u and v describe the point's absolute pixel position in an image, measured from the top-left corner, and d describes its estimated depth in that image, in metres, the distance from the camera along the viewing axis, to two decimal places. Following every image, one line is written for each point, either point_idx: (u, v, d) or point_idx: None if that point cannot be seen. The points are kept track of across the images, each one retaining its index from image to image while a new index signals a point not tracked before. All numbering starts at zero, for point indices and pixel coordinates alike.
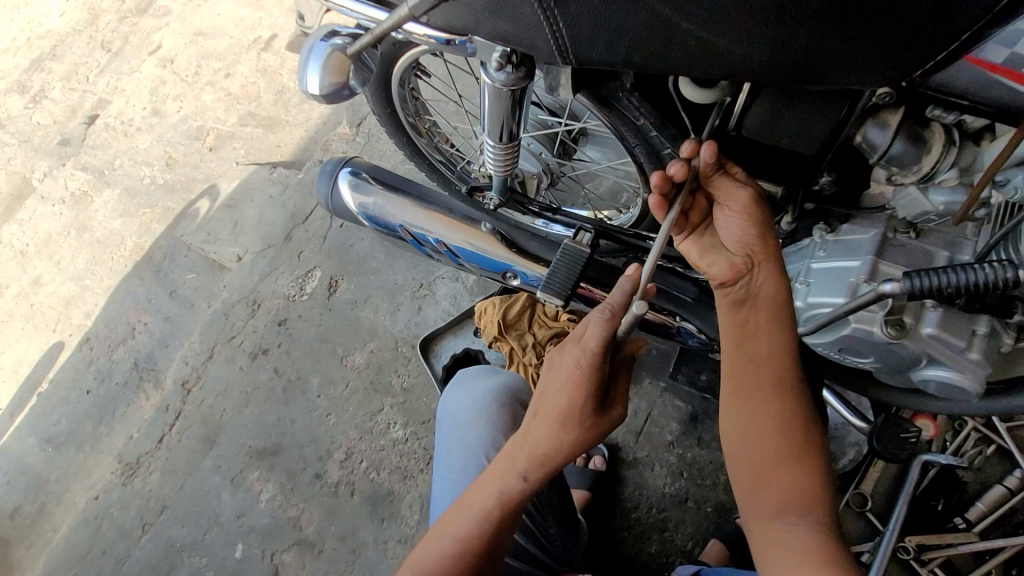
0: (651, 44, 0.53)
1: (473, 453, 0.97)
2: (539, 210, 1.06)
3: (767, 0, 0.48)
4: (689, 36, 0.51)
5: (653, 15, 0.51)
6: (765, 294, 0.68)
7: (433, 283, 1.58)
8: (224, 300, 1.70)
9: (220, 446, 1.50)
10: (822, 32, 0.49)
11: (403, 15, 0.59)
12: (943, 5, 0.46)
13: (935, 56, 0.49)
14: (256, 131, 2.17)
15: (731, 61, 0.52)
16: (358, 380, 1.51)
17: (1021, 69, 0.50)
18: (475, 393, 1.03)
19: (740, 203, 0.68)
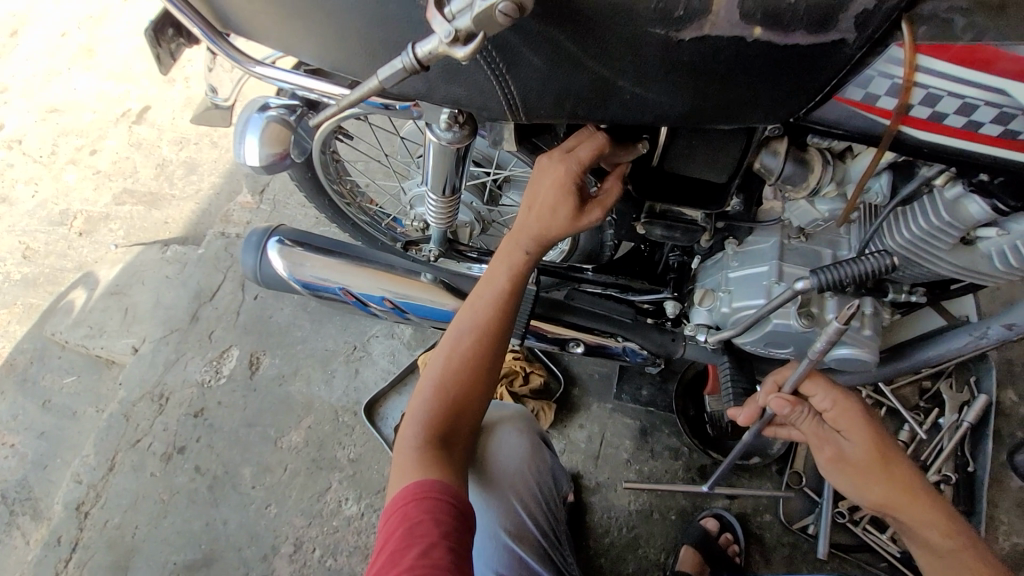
0: (592, 99, 0.62)
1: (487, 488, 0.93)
2: (477, 256, 1.10)
3: (681, 63, 0.58)
4: (627, 89, 0.61)
5: (593, 76, 0.60)
6: (907, 481, 0.77)
7: (367, 343, 1.53)
8: (123, 400, 1.50)
9: (135, 572, 1.29)
10: (728, 86, 0.60)
11: (372, 88, 0.57)
12: (814, 62, 0.58)
13: (814, 97, 0.62)
14: (137, 209, 1.98)
15: (658, 111, 0.63)
16: (296, 461, 1.39)
17: (878, 104, 0.62)
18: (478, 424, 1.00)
19: (850, 426, 0.80)
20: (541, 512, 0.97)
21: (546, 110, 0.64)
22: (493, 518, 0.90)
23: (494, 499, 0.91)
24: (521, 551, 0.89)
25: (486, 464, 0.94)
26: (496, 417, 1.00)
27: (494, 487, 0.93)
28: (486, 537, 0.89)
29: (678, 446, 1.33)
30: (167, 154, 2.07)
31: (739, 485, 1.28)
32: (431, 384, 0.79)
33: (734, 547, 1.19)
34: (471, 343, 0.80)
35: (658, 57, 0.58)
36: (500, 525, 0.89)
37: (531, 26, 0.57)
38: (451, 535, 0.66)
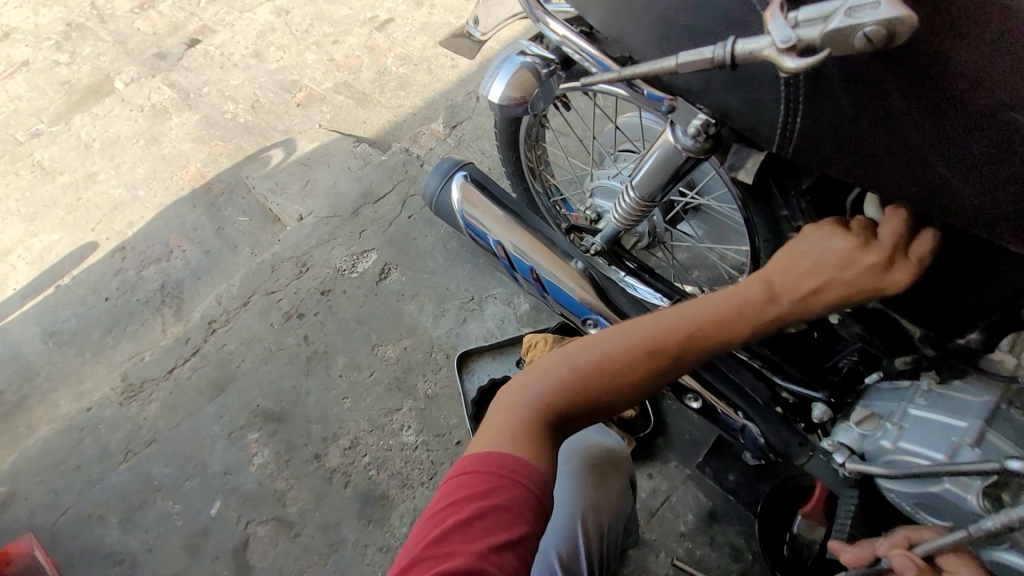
0: (878, 164, 0.60)
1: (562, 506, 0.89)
2: (634, 268, 1.07)
3: (1005, 173, 0.54)
4: (934, 163, 0.57)
5: (896, 142, 0.58)
6: None
7: (484, 300, 1.57)
8: (275, 254, 1.70)
9: (227, 396, 1.47)
10: None
11: (666, 68, 0.60)
12: None
13: None
14: (348, 102, 2.20)
15: (942, 207, 0.59)
16: (383, 372, 1.48)
17: None
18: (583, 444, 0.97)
19: None
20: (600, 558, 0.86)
21: (827, 151, 0.63)
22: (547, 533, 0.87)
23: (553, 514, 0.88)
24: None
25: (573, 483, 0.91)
26: (589, 444, 0.97)
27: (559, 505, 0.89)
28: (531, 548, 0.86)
29: (743, 549, 1.20)
30: (390, 65, 2.27)
31: None
32: (593, 359, 0.69)
33: None
34: (653, 360, 0.69)
35: (992, 143, 0.53)
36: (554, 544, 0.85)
37: (866, 69, 0.56)
38: (525, 541, 0.60)
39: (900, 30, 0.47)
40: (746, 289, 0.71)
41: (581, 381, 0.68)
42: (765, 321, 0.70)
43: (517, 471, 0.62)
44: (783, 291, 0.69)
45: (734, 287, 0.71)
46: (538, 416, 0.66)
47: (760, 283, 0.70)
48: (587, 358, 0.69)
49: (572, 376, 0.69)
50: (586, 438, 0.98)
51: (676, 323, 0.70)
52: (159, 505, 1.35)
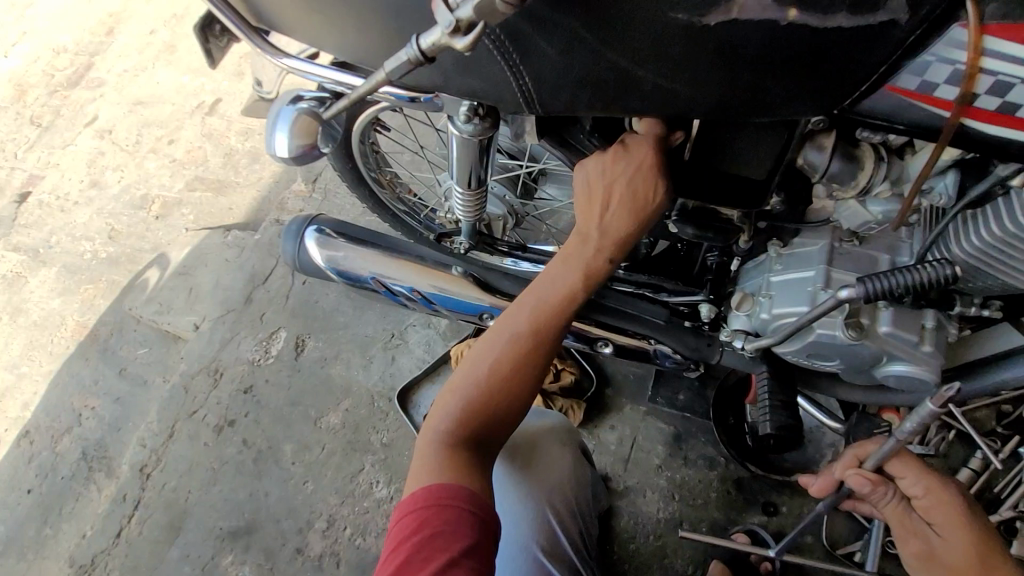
0: (612, 90, 0.62)
1: (529, 498, 0.93)
2: (508, 249, 1.09)
3: (710, 54, 0.57)
4: (643, 75, 0.60)
5: (613, 65, 0.59)
6: None
7: (405, 331, 1.57)
8: (184, 372, 1.62)
9: (187, 532, 1.39)
10: (761, 75, 0.58)
11: (381, 80, 0.59)
12: (857, 48, 0.56)
13: (859, 86, 0.59)
14: (206, 195, 2.12)
15: (684, 103, 0.62)
16: (334, 441, 1.45)
17: (935, 94, 0.59)
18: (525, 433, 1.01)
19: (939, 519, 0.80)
20: (575, 528, 0.95)
21: (553, 99, 0.64)
22: (523, 530, 0.90)
23: (527, 508, 0.92)
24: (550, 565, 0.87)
25: (528, 474, 0.95)
26: (533, 430, 1.00)
27: (526, 498, 0.93)
28: (516, 550, 0.88)
29: (714, 456, 1.26)
30: (234, 145, 2.20)
31: (779, 502, 1.20)
32: (472, 377, 0.78)
33: (766, 564, 1.13)
34: (522, 348, 0.79)
35: (680, 40, 0.56)
36: (535, 538, 0.89)
37: (548, 12, 0.57)
38: (472, 554, 0.66)
39: None
40: (569, 253, 0.79)
41: (472, 400, 0.78)
42: (598, 264, 0.78)
43: (438, 499, 0.69)
44: (596, 233, 0.77)
45: (560, 256, 0.80)
46: (449, 445, 0.75)
47: (575, 240, 0.79)
48: (468, 379, 0.79)
49: (464, 399, 0.78)
50: (528, 424, 1.02)
51: (526, 312, 0.80)
52: None
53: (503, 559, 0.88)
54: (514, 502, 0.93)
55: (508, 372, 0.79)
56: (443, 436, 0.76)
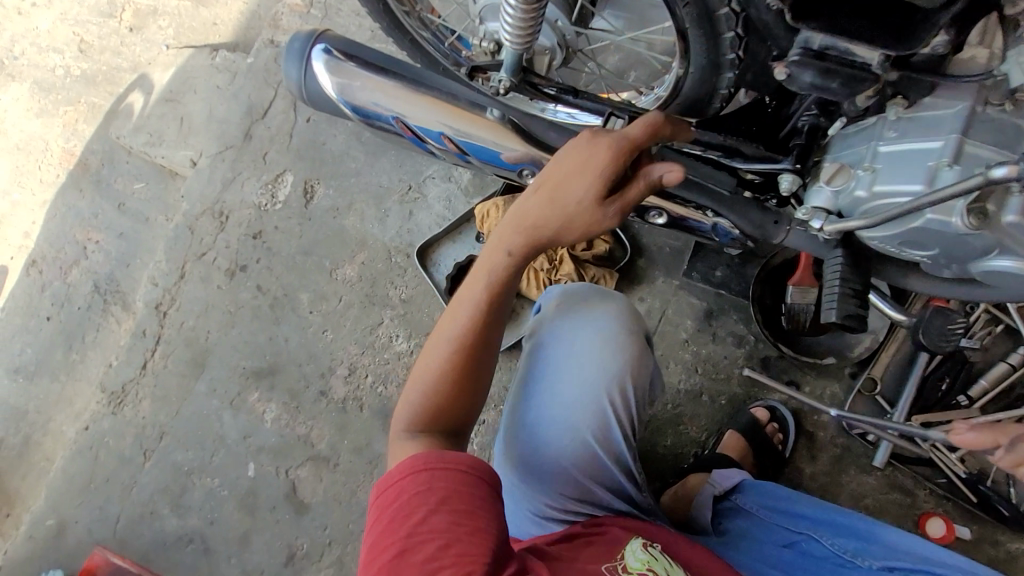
0: None
1: (591, 386, 0.86)
2: (556, 92, 0.89)
3: None
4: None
5: None
6: None
7: (423, 184, 1.43)
8: (186, 213, 1.52)
9: (211, 370, 1.42)
10: None
11: None
12: None
13: None
14: (184, 5, 1.79)
15: None
16: (351, 294, 1.41)
17: None
18: (595, 317, 0.89)
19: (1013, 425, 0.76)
20: (633, 411, 0.88)
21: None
22: (574, 409, 0.85)
23: (585, 396, 0.85)
24: (597, 441, 0.85)
25: (593, 361, 0.86)
26: (604, 318, 0.89)
27: (579, 375, 0.86)
28: (563, 426, 0.85)
29: (744, 334, 1.23)
30: None
31: (802, 382, 1.20)
32: (423, 392, 0.72)
33: (778, 436, 1.17)
34: (465, 337, 0.72)
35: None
36: (587, 425, 0.85)
37: None
38: (451, 505, 0.61)
39: None
40: (482, 267, 0.75)
41: (428, 402, 0.71)
42: (585, 219, 0.72)
43: (448, 475, 0.62)
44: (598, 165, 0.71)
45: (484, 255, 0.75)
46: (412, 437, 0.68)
47: (496, 237, 0.75)
48: (414, 393, 0.72)
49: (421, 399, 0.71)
50: (602, 310, 0.89)
51: (478, 293, 0.73)
52: (200, 485, 1.38)
53: (551, 440, 0.85)
54: (568, 379, 0.86)
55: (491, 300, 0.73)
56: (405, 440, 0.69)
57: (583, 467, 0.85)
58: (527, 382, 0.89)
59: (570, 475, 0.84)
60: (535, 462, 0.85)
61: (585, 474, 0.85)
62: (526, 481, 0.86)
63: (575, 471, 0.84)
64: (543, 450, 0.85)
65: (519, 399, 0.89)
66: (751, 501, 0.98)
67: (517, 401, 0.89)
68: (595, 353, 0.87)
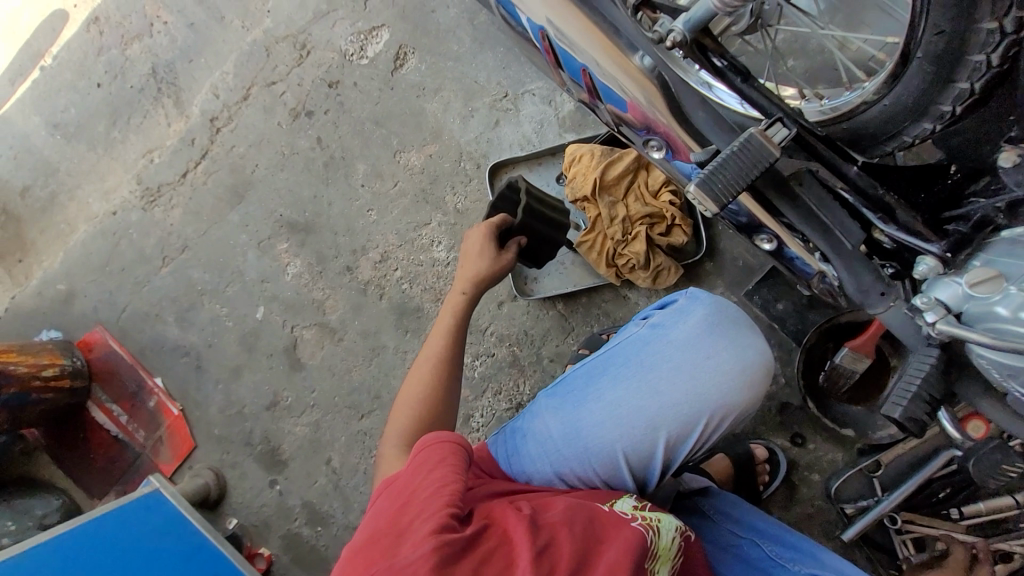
0: None
1: (701, 400, 0.75)
2: (722, 67, 0.79)
3: None
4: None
5: None
6: None
7: (520, 97, 1.31)
8: (267, 32, 1.41)
9: (248, 204, 1.38)
10: None
11: None
12: None
13: None
14: None
15: None
16: (408, 183, 1.34)
17: None
18: (742, 339, 0.78)
19: None
20: (706, 443, 0.79)
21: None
22: (659, 408, 0.75)
23: (688, 405, 0.75)
24: (658, 449, 0.76)
25: (718, 376, 0.75)
26: (753, 347, 0.78)
27: (685, 383, 0.75)
28: (640, 418, 0.75)
29: (776, 373, 1.20)
30: None
31: (810, 438, 1.18)
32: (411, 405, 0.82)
33: (764, 476, 1.18)
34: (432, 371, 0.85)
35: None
36: (667, 429, 0.75)
37: None
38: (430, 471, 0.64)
39: None
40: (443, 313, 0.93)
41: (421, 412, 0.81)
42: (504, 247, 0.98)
43: (440, 449, 0.67)
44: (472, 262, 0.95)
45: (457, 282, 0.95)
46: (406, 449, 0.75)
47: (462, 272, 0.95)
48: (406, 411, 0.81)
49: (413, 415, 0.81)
50: (753, 338, 0.79)
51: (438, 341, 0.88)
52: (207, 307, 1.39)
53: (623, 417, 0.75)
54: (673, 380, 0.75)
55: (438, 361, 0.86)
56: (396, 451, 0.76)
57: (630, 461, 0.76)
58: (628, 358, 0.79)
59: (615, 458, 0.76)
60: (587, 422, 0.77)
61: (627, 468, 0.77)
62: (565, 442, 0.78)
63: (623, 462, 0.75)
64: (603, 425, 0.76)
65: (607, 366, 0.80)
66: (712, 506, 1.00)
67: (605, 367, 0.80)
68: (722, 369, 0.76)
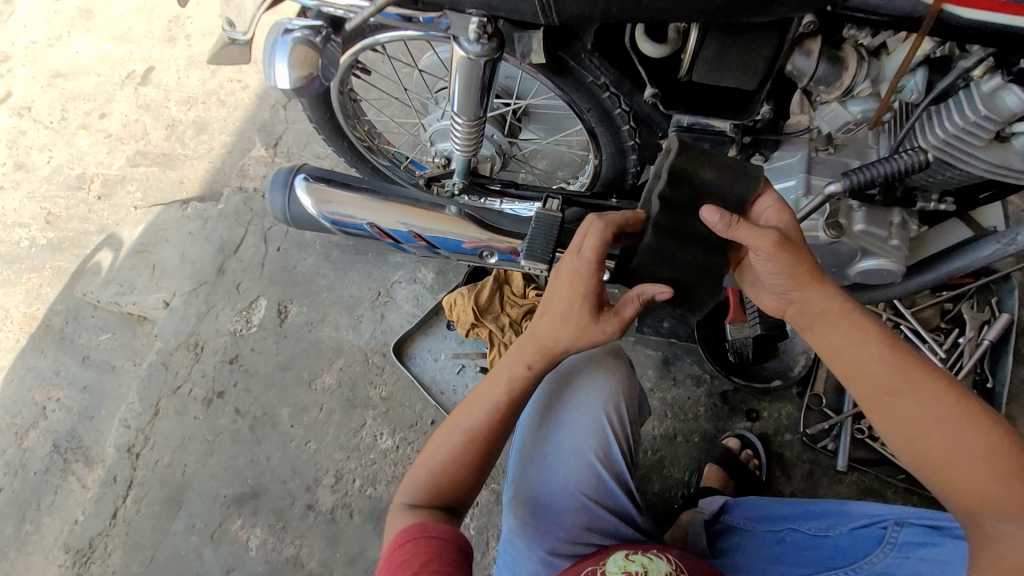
0: None
1: (591, 408, 0.91)
2: (501, 188, 1.11)
3: None
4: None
5: None
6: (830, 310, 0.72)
7: (391, 288, 1.56)
8: (161, 351, 1.57)
9: (189, 505, 1.37)
10: None
11: None
12: None
13: None
14: (152, 170, 1.90)
15: None
16: (331, 402, 1.45)
17: None
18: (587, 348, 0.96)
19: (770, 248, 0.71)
20: (630, 437, 0.93)
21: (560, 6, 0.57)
22: (577, 438, 0.91)
23: (585, 418, 0.91)
24: (598, 467, 0.90)
25: (587, 385, 0.92)
26: (596, 348, 0.95)
27: (578, 408, 0.92)
28: (565, 456, 0.90)
29: (701, 374, 1.35)
30: (177, 114, 1.96)
31: (761, 408, 1.30)
32: (433, 464, 0.79)
33: (753, 461, 1.24)
34: (464, 444, 0.79)
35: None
36: (587, 446, 0.90)
37: None
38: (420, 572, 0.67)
39: None
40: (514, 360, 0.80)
41: (432, 482, 0.78)
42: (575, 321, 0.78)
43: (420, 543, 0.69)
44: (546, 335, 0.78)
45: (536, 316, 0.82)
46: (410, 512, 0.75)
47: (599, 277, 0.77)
48: (427, 468, 0.79)
49: (423, 482, 0.78)
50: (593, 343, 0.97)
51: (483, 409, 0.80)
52: None
53: (556, 463, 0.90)
54: (564, 412, 0.92)
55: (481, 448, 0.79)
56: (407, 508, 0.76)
57: (586, 492, 0.89)
58: (531, 420, 0.93)
59: (575, 498, 0.89)
60: (538, 491, 0.90)
61: (589, 499, 0.89)
62: (538, 519, 0.89)
63: (580, 498, 0.88)
64: (549, 480, 0.90)
65: (521, 435, 0.93)
66: (739, 516, 1.05)
67: (521, 437, 0.93)
68: (585, 378, 0.93)
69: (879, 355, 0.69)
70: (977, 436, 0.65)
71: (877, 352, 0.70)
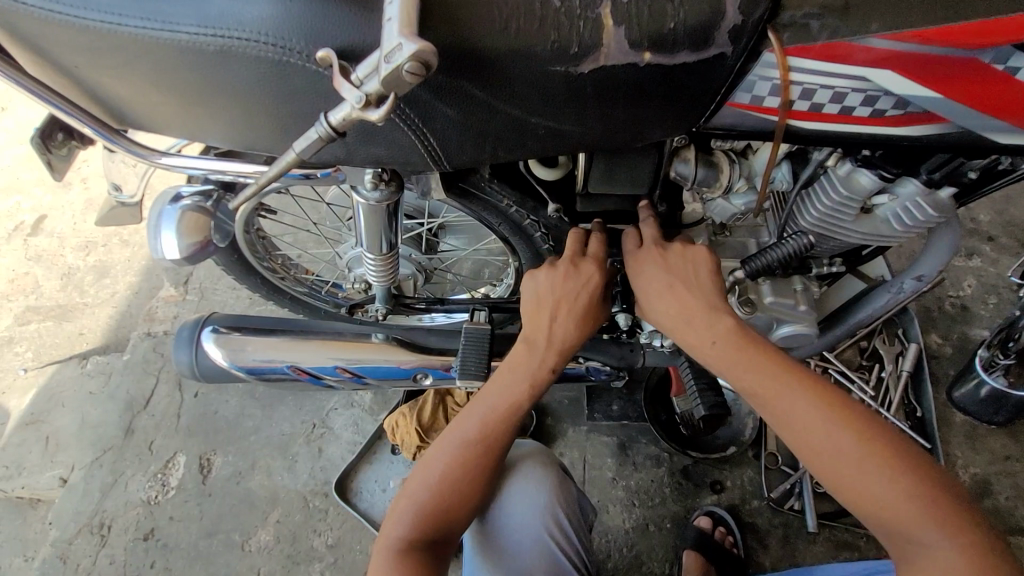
0: (493, 135, 0.57)
1: (531, 523, 0.86)
2: (426, 304, 1.07)
3: (569, 91, 0.54)
4: (546, 131, 0.57)
5: (490, 111, 0.55)
6: (840, 457, 0.63)
7: (327, 417, 1.45)
8: (58, 539, 1.35)
9: None
10: (613, 109, 0.56)
11: (291, 160, 0.51)
12: (704, 69, 0.54)
13: (714, 101, 0.58)
14: (44, 326, 1.72)
15: (541, 135, 0.58)
16: (270, 562, 1.28)
17: (822, 109, 0.58)
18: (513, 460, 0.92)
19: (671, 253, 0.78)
20: (577, 547, 0.88)
21: (450, 155, 0.59)
22: (526, 564, 0.82)
23: (527, 539, 0.84)
24: None
25: (516, 499, 0.87)
26: (519, 457, 0.92)
27: (522, 528, 0.85)
28: None
29: (659, 453, 1.32)
30: (74, 262, 1.82)
31: (724, 478, 1.28)
32: (447, 453, 0.73)
33: (729, 539, 1.18)
34: (473, 449, 0.73)
35: (587, 92, 0.54)
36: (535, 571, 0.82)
37: (437, 81, 0.52)
38: None
39: (429, 55, 0.42)
40: (515, 361, 0.79)
41: (451, 468, 0.72)
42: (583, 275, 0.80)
43: None
44: (569, 288, 0.80)
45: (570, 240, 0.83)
46: (414, 548, 0.68)
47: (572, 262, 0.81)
48: (423, 484, 0.72)
49: (435, 478, 0.72)
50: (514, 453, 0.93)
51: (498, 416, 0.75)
52: None
53: None
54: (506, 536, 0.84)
55: (493, 425, 0.75)
56: (401, 542, 0.68)
57: None
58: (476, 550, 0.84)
59: None
60: None
61: None
62: None
63: None
64: None
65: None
66: None
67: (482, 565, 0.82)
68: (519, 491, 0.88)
69: (839, 438, 0.64)
70: (937, 521, 0.60)
71: (793, 381, 0.68)
